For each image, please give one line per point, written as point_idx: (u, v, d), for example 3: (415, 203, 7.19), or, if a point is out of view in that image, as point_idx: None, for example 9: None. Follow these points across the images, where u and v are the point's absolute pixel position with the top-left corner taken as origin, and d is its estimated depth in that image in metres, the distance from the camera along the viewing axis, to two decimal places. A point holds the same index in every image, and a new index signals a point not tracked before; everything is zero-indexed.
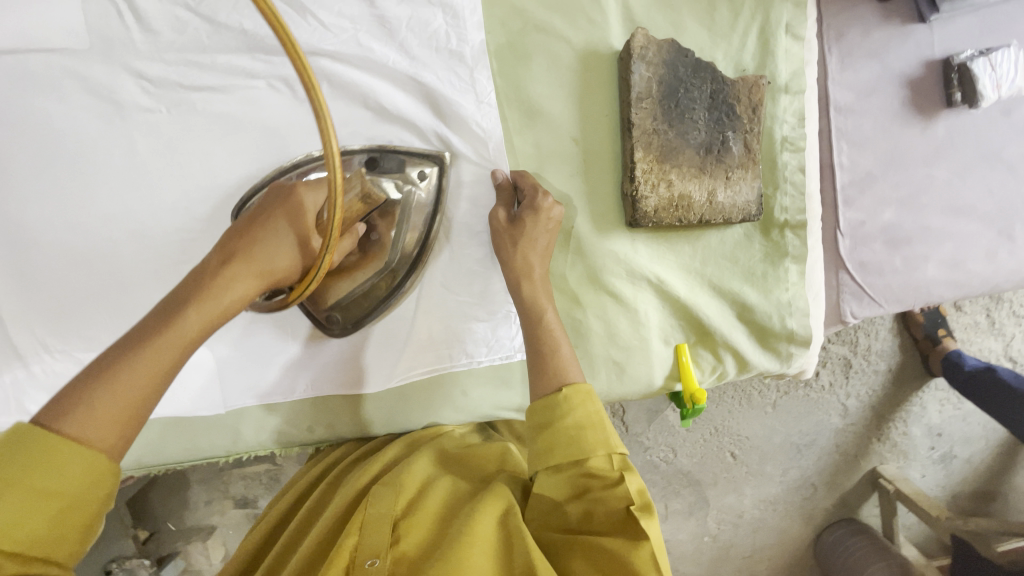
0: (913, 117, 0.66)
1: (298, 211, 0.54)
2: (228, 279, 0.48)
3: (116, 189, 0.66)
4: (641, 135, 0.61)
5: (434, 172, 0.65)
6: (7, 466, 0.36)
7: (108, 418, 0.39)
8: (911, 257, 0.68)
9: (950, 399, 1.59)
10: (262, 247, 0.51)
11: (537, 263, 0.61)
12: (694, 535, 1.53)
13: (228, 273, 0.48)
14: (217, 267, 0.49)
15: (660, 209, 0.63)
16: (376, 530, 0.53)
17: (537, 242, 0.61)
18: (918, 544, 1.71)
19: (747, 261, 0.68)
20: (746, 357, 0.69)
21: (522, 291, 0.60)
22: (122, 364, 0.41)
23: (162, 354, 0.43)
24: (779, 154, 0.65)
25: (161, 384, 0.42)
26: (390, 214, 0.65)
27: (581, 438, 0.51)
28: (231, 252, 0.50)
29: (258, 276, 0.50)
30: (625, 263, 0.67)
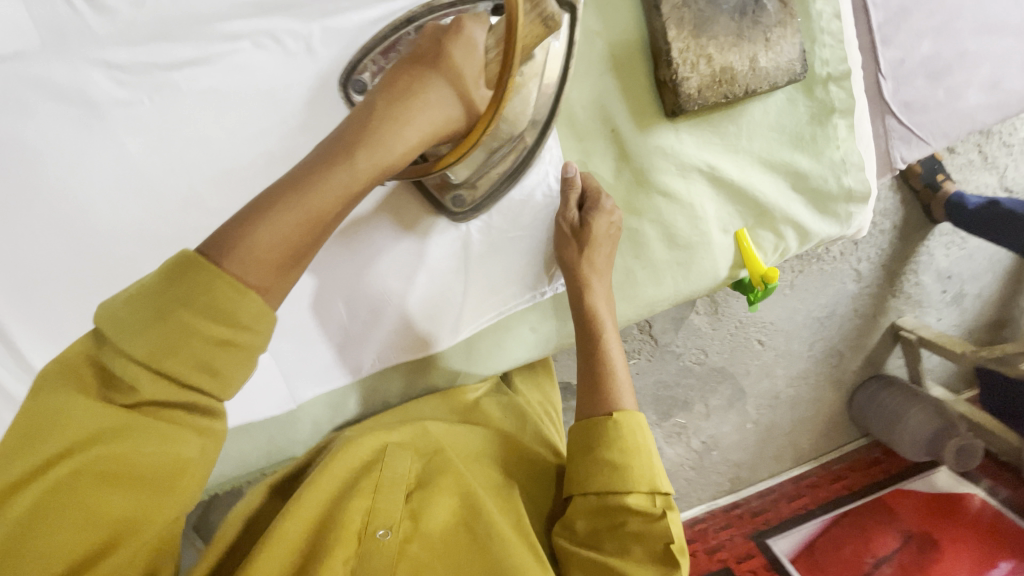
0: None
1: (451, 64, 0.50)
2: (399, 128, 0.46)
3: (112, 201, 0.60)
4: (671, 12, 0.57)
5: (568, 22, 0.57)
6: (167, 292, 0.36)
7: (269, 261, 0.39)
8: (953, 86, 0.66)
9: (955, 240, 1.63)
10: (422, 97, 0.48)
11: (602, 267, 0.63)
12: (739, 425, 1.56)
13: (398, 121, 0.46)
14: (379, 113, 0.46)
15: (703, 88, 0.59)
16: (389, 495, 0.57)
17: (603, 248, 0.62)
18: (942, 382, 1.80)
19: (794, 127, 0.65)
20: (807, 226, 0.68)
21: (582, 300, 0.62)
22: (265, 219, 0.39)
23: (315, 207, 0.42)
24: (811, 3, 0.61)
25: (308, 243, 0.41)
26: (527, 71, 0.58)
27: (627, 471, 0.55)
28: (392, 98, 0.47)
29: (423, 127, 0.47)
30: (672, 156, 0.64)
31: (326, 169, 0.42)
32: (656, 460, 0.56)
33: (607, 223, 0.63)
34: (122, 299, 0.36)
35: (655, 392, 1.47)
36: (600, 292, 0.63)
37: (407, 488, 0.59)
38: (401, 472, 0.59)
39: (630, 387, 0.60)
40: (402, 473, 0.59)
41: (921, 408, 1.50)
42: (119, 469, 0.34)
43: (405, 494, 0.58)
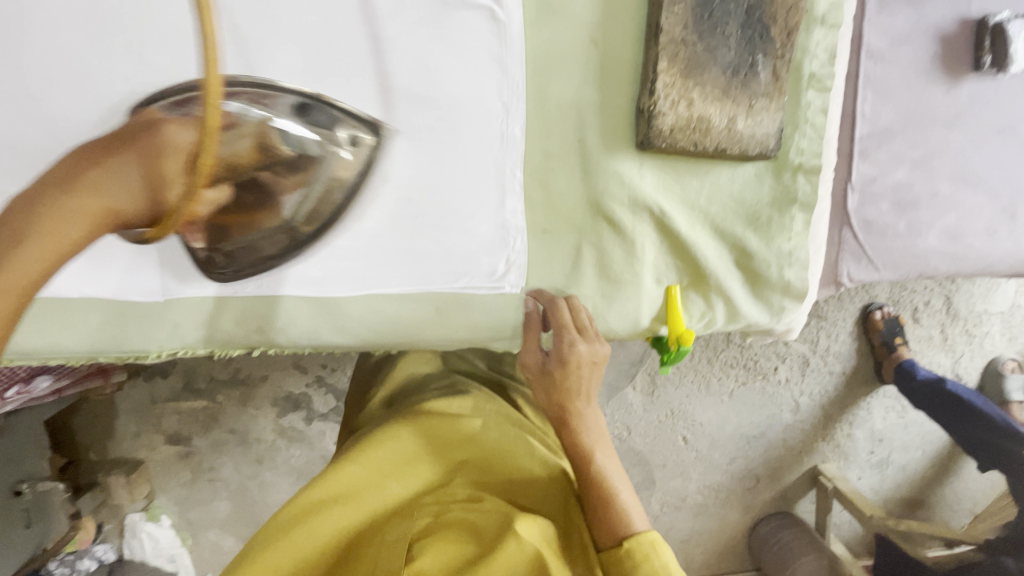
0: (940, 75, 0.63)
1: (158, 145, 0.44)
2: (60, 199, 0.42)
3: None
4: (668, 45, 0.57)
5: (367, 138, 0.56)
6: None
7: (15, 283, 0.38)
8: (915, 222, 0.66)
9: (895, 405, 1.63)
10: (111, 162, 0.44)
11: (586, 406, 0.67)
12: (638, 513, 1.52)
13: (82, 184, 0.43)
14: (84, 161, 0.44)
15: (676, 129, 0.59)
16: (391, 555, 0.54)
17: (583, 377, 0.67)
18: (843, 540, 1.78)
19: (753, 204, 0.64)
20: (737, 305, 0.66)
21: (563, 434, 0.67)
22: (9, 252, 0.39)
23: (94, 202, 0.43)
24: (804, 91, 0.61)
25: (55, 259, 0.41)
26: (301, 170, 0.54)
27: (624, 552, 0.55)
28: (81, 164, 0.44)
29: (94, 194, 0.43)
30: (630, 187, 0.63)
31: (32, 209, 0.41)
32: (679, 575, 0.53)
33: (581, 364, 0.65)
34: None
35: None
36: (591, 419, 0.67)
37: (411, 540, 0.55)
38: (402, 527, 0.56)
39: (623, 474, 0.62)
40: (405, 528, 0.56)
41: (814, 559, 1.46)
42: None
43: (408, 546, 0.54)
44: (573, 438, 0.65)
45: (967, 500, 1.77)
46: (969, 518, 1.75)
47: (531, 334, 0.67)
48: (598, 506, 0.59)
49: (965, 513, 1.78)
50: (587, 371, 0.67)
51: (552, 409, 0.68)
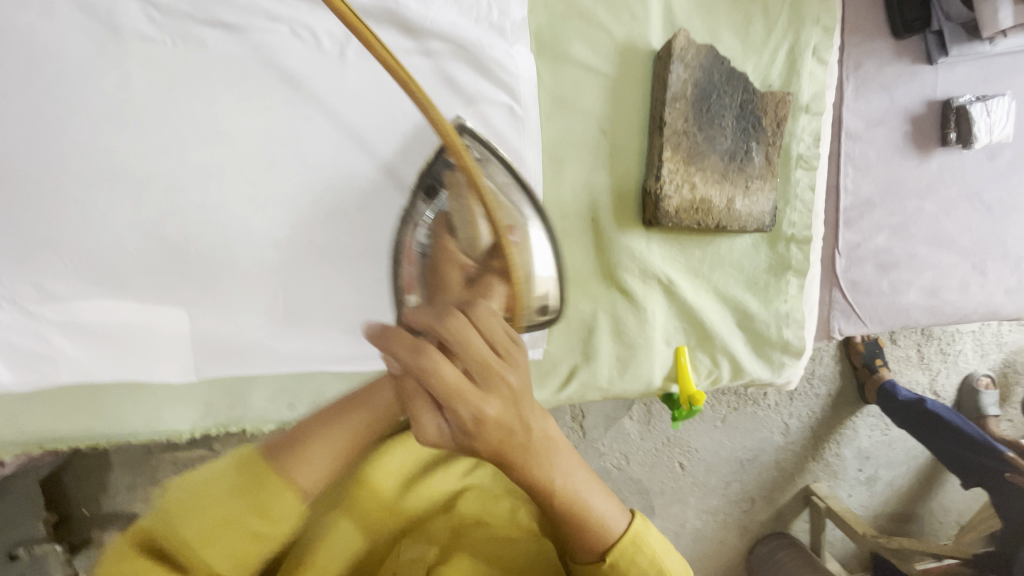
0: (912, 150, 0.70)
1: (455, 260, 0.49)
2: (332, 423, 0.39)
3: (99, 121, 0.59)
4: (671, 136, 0.63)
5: (471, 138, 0.58)
6: (209, 487, 0.36)
7: (325, 466, 0.38)
8: (897, 281, 0.73)
9: (879, 424, 1.71)
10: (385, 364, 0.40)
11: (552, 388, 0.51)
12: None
13: (335, 415, 0.39)
14: (320, 417, 0.40)
15: (681, 209, 0.64)
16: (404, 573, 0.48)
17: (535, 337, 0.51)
18: (837, 557, 1.83)
19: (751, 271, 0.70)
20: (742, 364, 0.71)
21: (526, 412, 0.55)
22: (313, 433, 0.38)
23: (361, 419, 0.40)
24: (793, 170, 0.67)
25: (356, 443, 0.40)
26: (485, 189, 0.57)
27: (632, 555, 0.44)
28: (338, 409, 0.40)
29: (357, 411, 0.40)
30: (640, 260, 0.68)
31: (333, 416, 0.39)
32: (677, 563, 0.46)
33: (496, 307, 0.44)
34: (194, 481, 0.37)
35: None
36: None
37: (428, 564, 0.49)
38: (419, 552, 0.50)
39: (599, 481, 0.44)
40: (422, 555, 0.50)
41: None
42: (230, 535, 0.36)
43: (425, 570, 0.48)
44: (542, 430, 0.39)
45: (950, 511, 1.85)
46: (953, 529, 1.83)
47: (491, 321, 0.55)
48: (569, 524, 0.44)
49: (950, 524, 1.86)
50: (505, 323, 0.41)
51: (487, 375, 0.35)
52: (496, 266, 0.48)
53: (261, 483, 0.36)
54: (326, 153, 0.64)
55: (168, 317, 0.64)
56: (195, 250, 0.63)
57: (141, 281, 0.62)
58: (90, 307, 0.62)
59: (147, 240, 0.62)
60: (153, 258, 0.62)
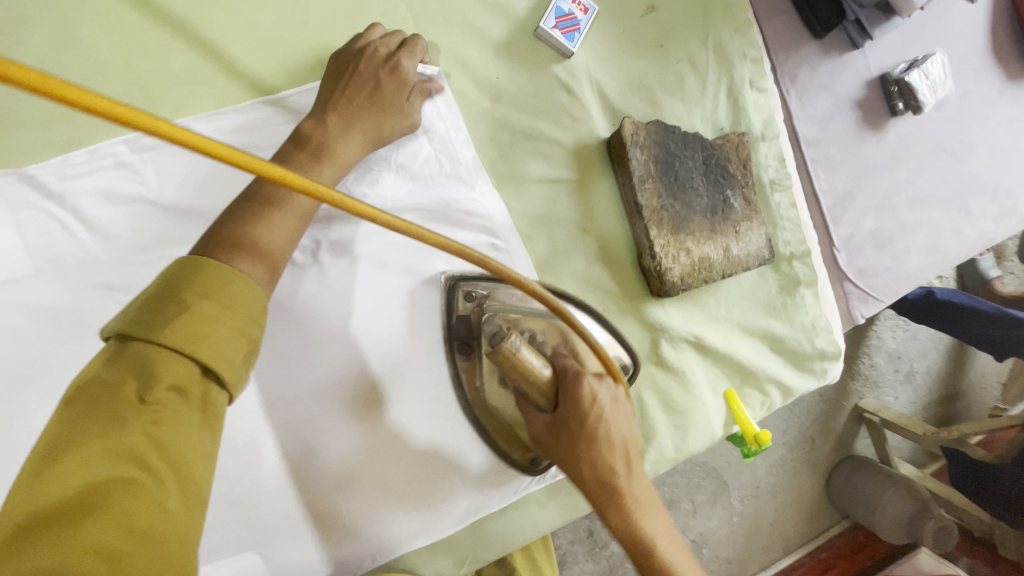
0: (869, 131, 0.72)
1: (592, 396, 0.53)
2: (578, 460, 0.53)
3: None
4: (651, 215, 0.63)
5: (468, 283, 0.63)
6: (104, 397, 0.33)
7: (143, 455, 0.32)
8: (898, 253, 0.74)
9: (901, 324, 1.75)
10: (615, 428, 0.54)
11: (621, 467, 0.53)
12: (722, 519, 1.39)
13: (607, 465, 0.52)
14: (576, 455, 0.53)
15: (685, 276, 0.65)
16: None
17: (614, 442, 0.53)
18: (907, 461, 1.88)
19: (766, 297, 0.71)
20: (788, 384, 0.72)
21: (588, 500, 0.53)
22: (117, 437, 0.32)
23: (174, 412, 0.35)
24: (770, 195, 0.68)
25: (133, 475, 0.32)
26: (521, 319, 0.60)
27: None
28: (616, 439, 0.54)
29: (630, 471, 0.53)
30: (662, 331, 0.68)
31: (597, 474, 0.52)
32: None
33: (610, 449, 0.53)
34: (64, 414, 0.33)
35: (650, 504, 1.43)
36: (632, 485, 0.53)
37: None
38: None
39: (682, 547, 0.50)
40: None
41: (893, 488, 1.41)
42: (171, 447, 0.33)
43: None
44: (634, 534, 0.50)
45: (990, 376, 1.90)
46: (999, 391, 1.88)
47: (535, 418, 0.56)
48: None
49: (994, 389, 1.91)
50: (618, 463, 0.53)
51: (598, 499, 0.52)
52: (606, 418, 0.53)
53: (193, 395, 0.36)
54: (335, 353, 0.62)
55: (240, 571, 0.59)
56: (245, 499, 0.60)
57: None
58: None
59: None
60: None
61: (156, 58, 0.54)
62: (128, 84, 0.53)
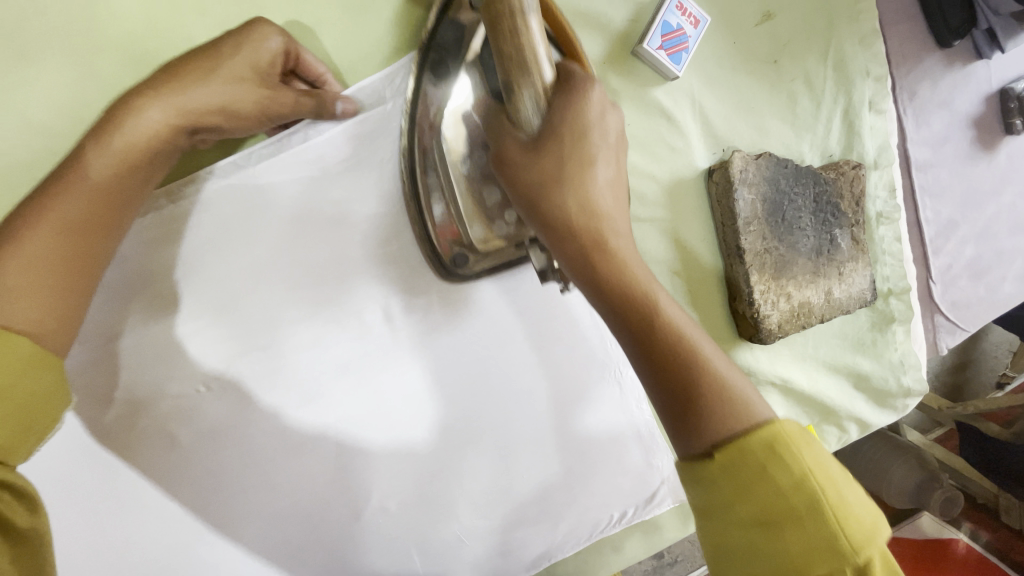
0: (982, 152, 0.64)
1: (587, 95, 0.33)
2: (553, 184, 0.34)
3: (154, 507, 0.48)
4: (754, 258, 0.57)
5: None
6: None
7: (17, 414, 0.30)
8: (992, 282, 0.69)
9: None
10: (613, 166, 0.35)
11: (612, 210, 0.35)
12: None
13: (585, 198, 0.34)
14: (543, 164, 0.34)
15: (783, 322, 0.59)
16: None
17: (606, 173, 0.34)
18: None
19: (855, 334, 0.66)
20: (868, 421, 0.69)
21: (559, 243, 0.34)
22: None
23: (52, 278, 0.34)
24: (875, 229, 0.62)
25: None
26: None
27: (779, 462, 0.29)
28: (610, 178, 0.35)
29: (616, 203, 0.35)
30: (749, 375, 0.64)
31: (574, 215, 0.34)
32: (857, 504, 0.30)
33: (603, 184, 0.34)
34: None
35: None
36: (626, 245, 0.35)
37: None
38: None
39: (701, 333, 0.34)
40: None
41: (905, 460, 1.02)
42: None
43: None
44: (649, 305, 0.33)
45: None
46: None
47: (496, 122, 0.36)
48: (673, 393, 0.32)
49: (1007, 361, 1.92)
50: (612, 203, 0.35)
51: (588, 254, 0.34)
52: (609, 140, 0.35)
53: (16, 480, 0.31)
54: None
55: None
56: None
57: None
58: None
59: None
60: None
61: None
62: None
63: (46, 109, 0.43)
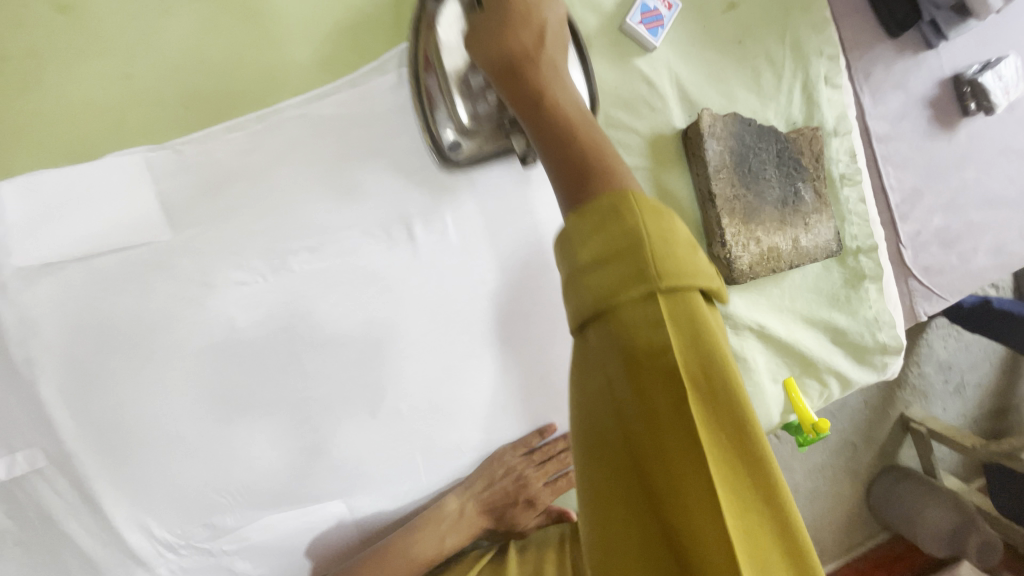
0: (941, 129, 0.72)
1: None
2: (500, 3, 0.48)
3: (220, 357, 0.65)
4: (725, 203, 0.66)
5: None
6: None
7: None
8: (964, 252, 0.75)
9: (951, 330, 1.37)
10: (553, 14, 0.49)
11: (552, 37, 0.48)
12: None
13: (518, 22, 0.47)
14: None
15: (754, 263, 0.67)
16: None
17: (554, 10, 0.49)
18: None
19: (830, 290, 0.73)
20: (849, 375, 0.74)
21: (488, 36, 0.47)
22: None
23: None
24: (840, 189, 0.70)
25: None
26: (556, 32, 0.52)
27: (623, 210, 0.33)
28: (543, 31, 0.48)
29: (545, 37, 0.48)
30: (728, 319, 0.71)
31: (511, 20, 0.47)
32: (732, 358, 0.32)
33: (552, 20, 0.49)
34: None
35: None
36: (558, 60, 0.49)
37: None
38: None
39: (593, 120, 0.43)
40: None
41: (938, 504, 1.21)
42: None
43: None
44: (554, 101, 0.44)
45: None
46: None
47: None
48: (563, 145, 0.41)
49: None
50: (540, 39, 0.48)
51: (506, 62, 0.46)
52: (549, 33, 0.48)
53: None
54: (420, 320, 0.68)
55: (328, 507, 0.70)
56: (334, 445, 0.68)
57: (302, 491, 0.69)
58: (263, 525, 0.69)
59: (291, 450, 0.68)
60: (299, 464, 0.68)
61: (285, 48, 0.61)
62: (263, 74, 0.61)
63: (176, 50, 0.59)
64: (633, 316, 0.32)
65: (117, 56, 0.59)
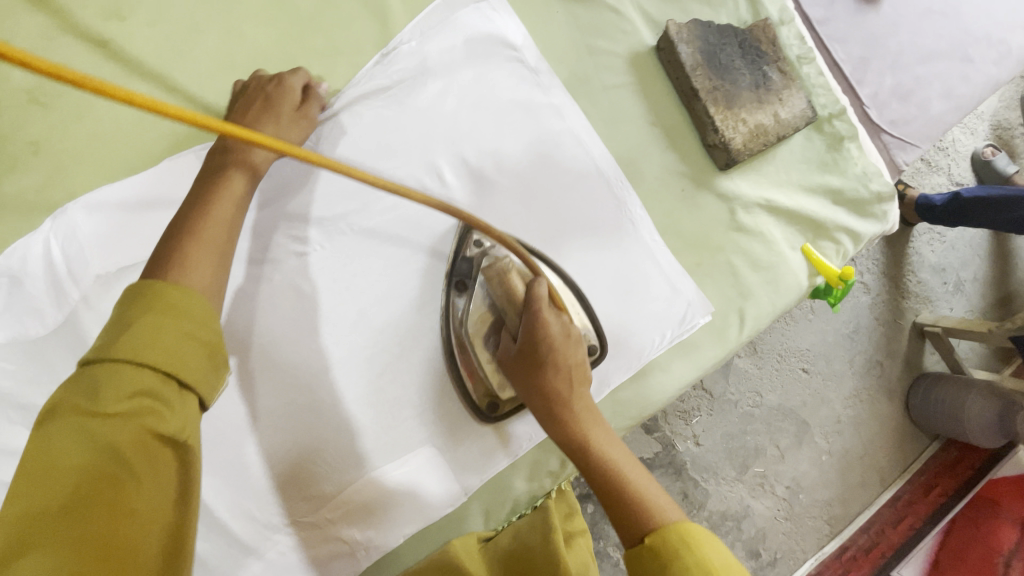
0: (868, 4, 0.84)
1: (504, 271, 0.68)
2: (539, 385, 0.63)
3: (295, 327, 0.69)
4: (707, 95, 0.75)
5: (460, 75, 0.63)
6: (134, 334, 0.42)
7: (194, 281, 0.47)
8: (921, 102, 0.84)
9: (935, 232, 1.39)
10: (565, 332, 0.64)
11: (559, 338, 0.63)
12: (813, 460, 1.26)
13: (553, 372, 0.63)
14: (529, 346, 0.63)
15: (746, 141, 0.75)
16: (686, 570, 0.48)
17: (554, 325, 0.64)
18: None
19: (817, 157, 0.81)
20: (856, 229, 0.81)
21: (530, 384, 0.63)
22: None
23: None
24: (800, 68, 0.80)
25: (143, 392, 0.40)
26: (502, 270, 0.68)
27: (685, 547, 0.50)
28: (564, 359, 0.63)
29: (576, 385, 0.63)
30: (736, 200, 0.78)
31: (540, 397, 0.62)
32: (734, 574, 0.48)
33: (555, 332, 0.64)
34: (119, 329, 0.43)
35: (725, 451, 1.21)
36: (572, 353, 0.64)
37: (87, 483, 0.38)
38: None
39: (629, 458, 0.59)
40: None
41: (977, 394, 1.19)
42: (101, 438, 0.39)
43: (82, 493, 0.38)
44: (580, 448, 0.60)
45: None
46: None
47: (504, 282, 0.67)
48: (619, 504, 0.56)
49: None
50: (572, 393, 0.63)
51: (550, 405, 0.62)
52: (575, 352, 0.64)
53: (158, 420, 0.41)
54: None
55: (418, 457, 0.71)
56: (413, 392, 0.72)
57: (391, 446, 0.71)
58: (360, 487, 0.70)
59: (375, 405, 0.70)
60: (384, 418, 0.71)
61: (305, 41, 0.70)
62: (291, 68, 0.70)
63: (214, 63, 0.68)
64: (670, 564, 0.49)
65: (161, 77, 0.67)
